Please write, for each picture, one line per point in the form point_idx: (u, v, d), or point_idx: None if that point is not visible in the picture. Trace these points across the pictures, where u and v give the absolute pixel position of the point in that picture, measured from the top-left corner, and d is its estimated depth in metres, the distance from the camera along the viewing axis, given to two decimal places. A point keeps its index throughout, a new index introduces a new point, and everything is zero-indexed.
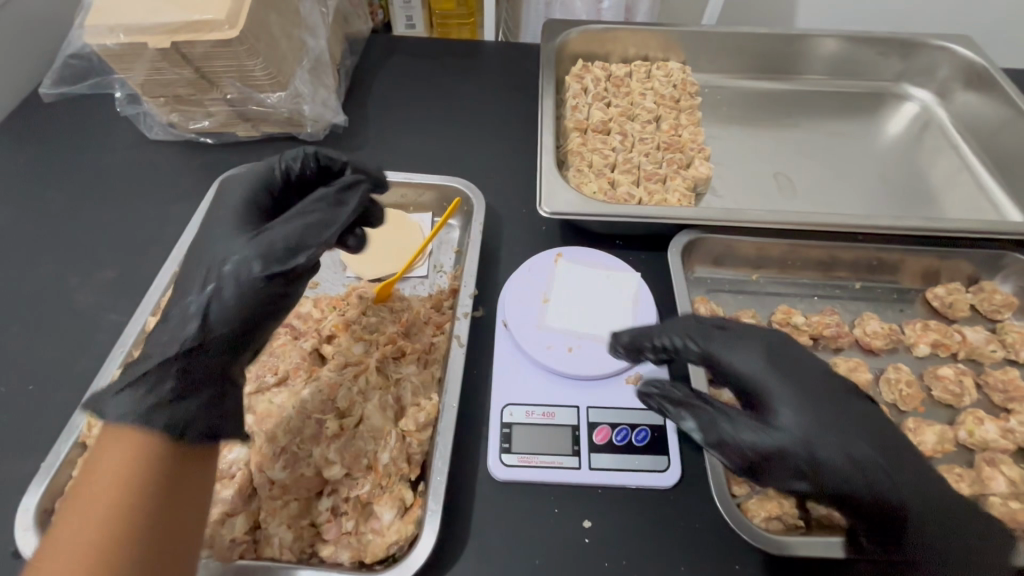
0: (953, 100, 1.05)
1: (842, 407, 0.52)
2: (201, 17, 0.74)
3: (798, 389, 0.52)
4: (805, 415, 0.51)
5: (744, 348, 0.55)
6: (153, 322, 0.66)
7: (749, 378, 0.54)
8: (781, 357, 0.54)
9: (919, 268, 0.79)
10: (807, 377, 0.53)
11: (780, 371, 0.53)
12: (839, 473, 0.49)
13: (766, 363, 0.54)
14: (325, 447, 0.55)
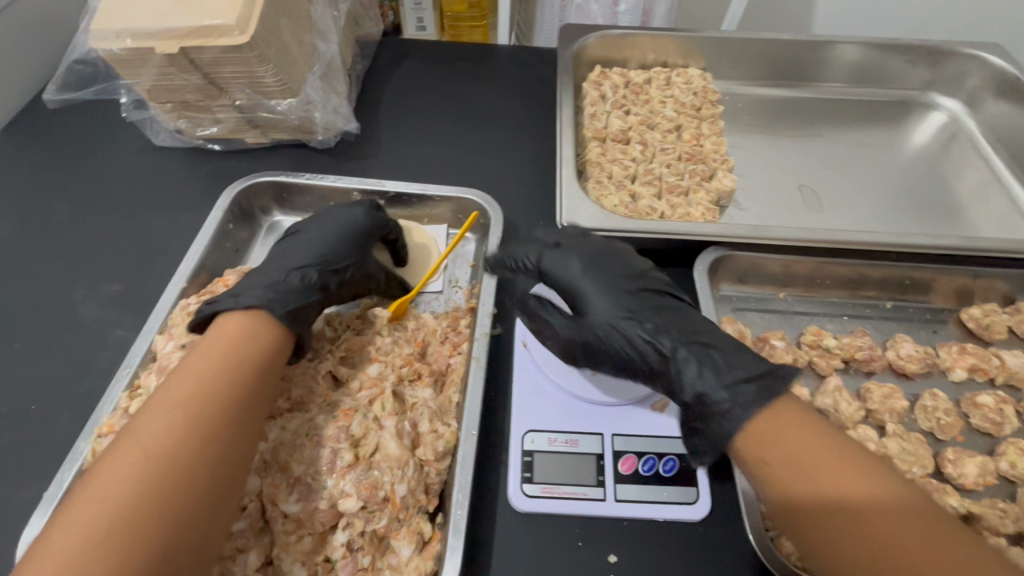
0: (982, 110, 1.02)
1: (642, 302, 0.61)
2: (211, 21, 0.71)
3: (601, 287, 0.62)
4: (605, 305, 0.60)
5: (562, 259, 0.64)
6: (161, 341, 0.63)
7: (564, 281, 0.63)
8: (600, 264, 0.63)
9: (953, 288, 0.76)
10: (613, 280, 0.62)
11: (590, 273, 0.63)
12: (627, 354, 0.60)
13: (584, 270, 0.63)
14: (340, 478, 0.52)
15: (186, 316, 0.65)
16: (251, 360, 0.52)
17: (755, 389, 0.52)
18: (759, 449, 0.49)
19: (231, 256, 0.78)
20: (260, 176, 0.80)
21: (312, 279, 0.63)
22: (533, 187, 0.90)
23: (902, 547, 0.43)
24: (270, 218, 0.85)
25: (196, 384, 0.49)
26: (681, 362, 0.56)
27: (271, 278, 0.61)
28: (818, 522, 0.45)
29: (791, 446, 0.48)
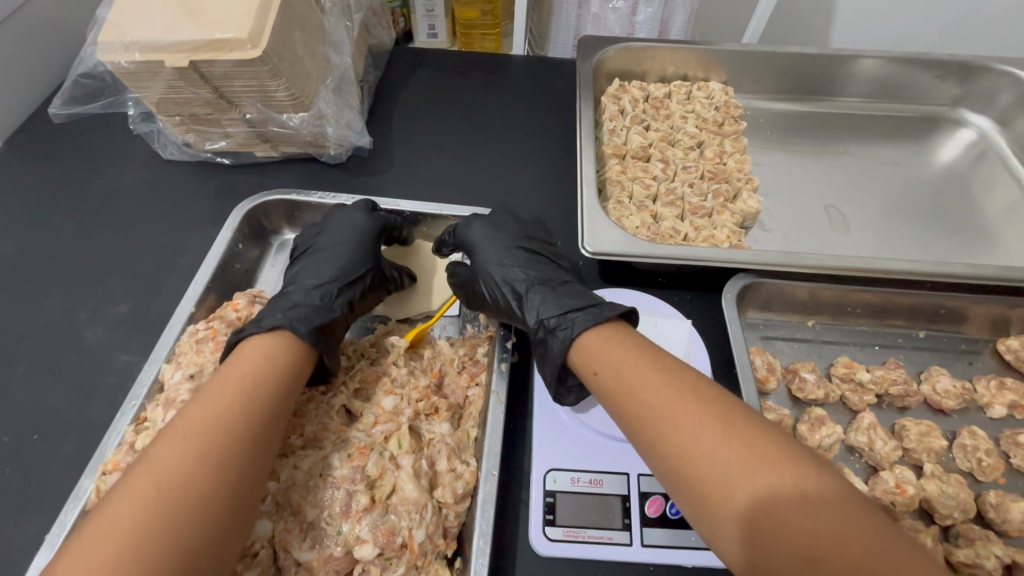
0: (1014, 127, 0.98)
1: (520, 258, 0.67)
2: (223, 35, 0.69)
3: (490, 240, 0.69)
4: (487, 248, 0.68)
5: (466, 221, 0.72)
6: (169, 370, 0.61)
7: (463, 239, 0.71)
8: (497, 224, 0.71)
9: (990, 318, 0.73)
10: (502, 235, 0.69)
11: (484, 230, 0.70)
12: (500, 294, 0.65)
13: (483, 231, 0.70)
14: (356, 523, 0.50)
15: (195, 343, 0.63)
16: (272, 389, 0.50)
17: (588, 314, 0.58)
18: (591, 363, 0.54)
19: (241, 277, 0.76)
20: (271, 194, 0.78)
21: (334, 297, 0.63)
22: (550, 205, 0.87)
23: (690, 438, 0.45)
24: (281, 236, 0.82)
25: (214, 413, 0.46)
26: (538, 297, 0.62)
27: (288, 303, 0.60)
28: (650, 430, 0.47)
29: (616, 357, 0.52)
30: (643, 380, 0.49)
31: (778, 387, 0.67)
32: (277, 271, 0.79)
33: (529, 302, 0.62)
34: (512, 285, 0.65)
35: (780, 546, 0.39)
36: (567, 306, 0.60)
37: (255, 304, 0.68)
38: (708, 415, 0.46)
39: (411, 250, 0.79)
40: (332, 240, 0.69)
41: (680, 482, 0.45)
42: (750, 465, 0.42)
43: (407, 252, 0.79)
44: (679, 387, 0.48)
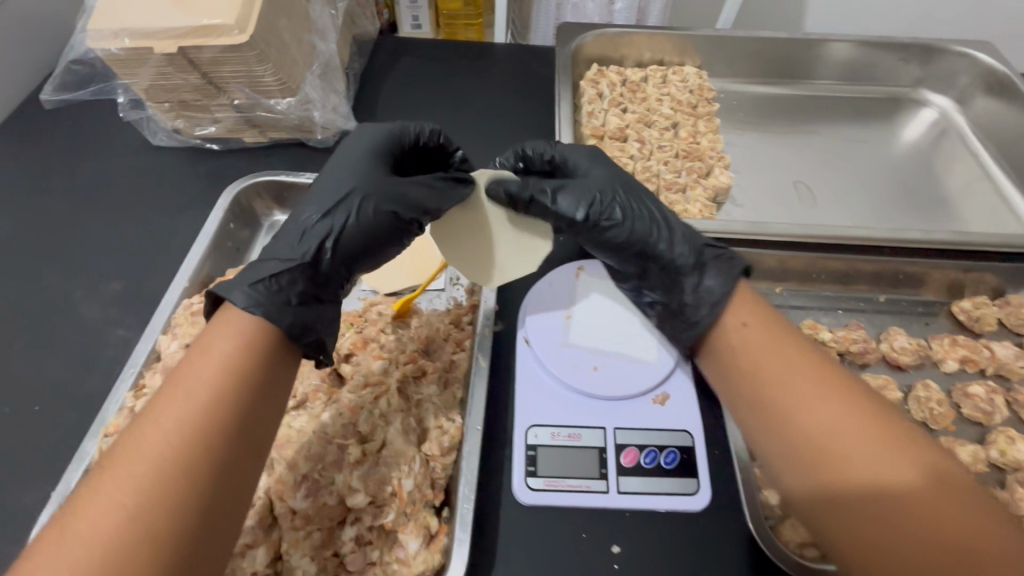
0: (972, 107, 1.03)
1: (638, 193, 0.66)
2: (210, 21, 0.71)
3: (607, 171, 0.67)
4: (605, 173, 0.66)
5: (572, 147, 0.71)
6: (165, 341, 0.64)
7: (574, 163, 0.70)
8: (603, 160, 0.69)
9: (946, 281, 0.77)
10: (617, 171, 0.68)
11: (597, 162, 0.69)
12: (633, 221, 0.62)
13: (602, 166, 0.68)
14: (349, 474, 0.53)
15: (190, 316, 0.66)
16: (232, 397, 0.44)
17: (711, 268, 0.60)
18: (733, 335, 0.57)
19: (232, 256, 0.79)
20: (260, 176, 0.81)
21: (319, 237, 0.54)
22: None
23: (820, 418, 0.47)
24: (271, 217, 0.85)
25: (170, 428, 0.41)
26: (665, 236, 0.62)
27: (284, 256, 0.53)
28: (771, 411, 0.51)
29: (775, 351, 0.53)
30: (786, 381, 0.51)
31: None
32: None
33: (668, 237, 0.62)
34: (656, 224, 0.63)
35: (899, 524, 0.42)
36: (690, 253, 0.62)
37: None
38: (864, 412, 0.47)
39: None
40: (346, 163, 0.59)
41: (804, 478, 0.47)
42: (879, 453, 0.44)
43: None
44: (835, 387, 0.49)
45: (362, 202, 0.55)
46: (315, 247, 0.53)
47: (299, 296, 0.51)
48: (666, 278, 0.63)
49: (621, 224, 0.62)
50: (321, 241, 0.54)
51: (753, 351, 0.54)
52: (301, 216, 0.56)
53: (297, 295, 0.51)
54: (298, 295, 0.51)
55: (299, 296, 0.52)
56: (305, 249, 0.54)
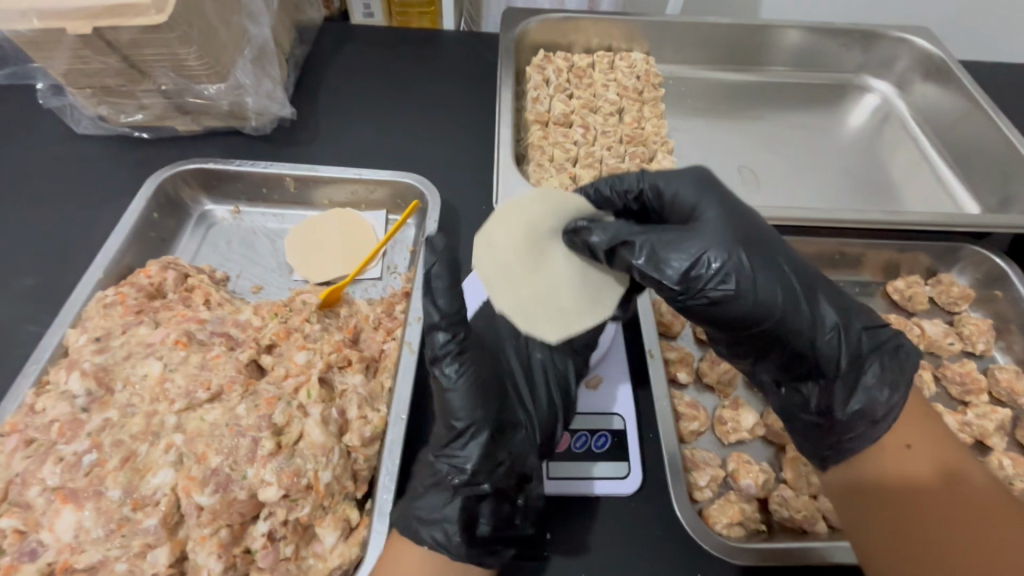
0: (912, 92, 1.05)
1: (773, 253, 0.49)
2: (125, 0, 0.67)
3: (725, 215, 0.50)
4: (727, 224, 0.49)
5: (676, 177, 0.54)
6: (74, 335, 0.60)
7: (684, 204, 0.53)
8: (705, 192, 0.52)
9: (880, 262, 0.78)
10: (742, 210, 0.52)
11: (711, 199, 0.52)
12: (744, 290, 0.47)
13: (691, 188, 0.53)
14: (261, 468, 0.50)
15: (102, 309, 0.63)
16: None
17: (881, 369, 0.52)
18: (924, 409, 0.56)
19: (156, 247, 0.76)
20: (184, 164, 0.77)
21: (475, 489, 0.50)
22: (474, 171, 0.88)
23: (927, 444, 0.54)
24: (201, 207, 0.81)
25: None
26: (819, 319, 0.51)
27: (433, 506, 0.50)
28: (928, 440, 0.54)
29: (915, 415, 0.55)
30: (923, 434, 0.54)
31: (684, 331, 0.72)
32: (197, 241, 0.79)
33: (814, 318, 0.50)
34: (784, 287, 0.48)
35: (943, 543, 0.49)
36: (851, 343, 0.52)
37: (168, 270, 0.68)
38: (938, 450, 0.54)
39: (332, 216, 0.80)
40: (456, 388, 0.50)
41: (855, 484, 0.54)
42: (939, 480, 0.52)
43: (329, 219, 0.79)
44: (936, 446, 0.54)
45: (476, 438, 0.50)
46: (463, 418, 0.50)
47: (457, 478, 0.49)
48: (805, 364, 0.52)
49: (728, 298, 0.46)
50: (461, 512, 0.49)
51: (897, 413, 0.55)
52: (444, 411, 0.50)
53: (470, 471, 0.49)
54: (464, 469, 0.49)
55: (446, 460, 0.50)
56: (445, 405, 0.50)
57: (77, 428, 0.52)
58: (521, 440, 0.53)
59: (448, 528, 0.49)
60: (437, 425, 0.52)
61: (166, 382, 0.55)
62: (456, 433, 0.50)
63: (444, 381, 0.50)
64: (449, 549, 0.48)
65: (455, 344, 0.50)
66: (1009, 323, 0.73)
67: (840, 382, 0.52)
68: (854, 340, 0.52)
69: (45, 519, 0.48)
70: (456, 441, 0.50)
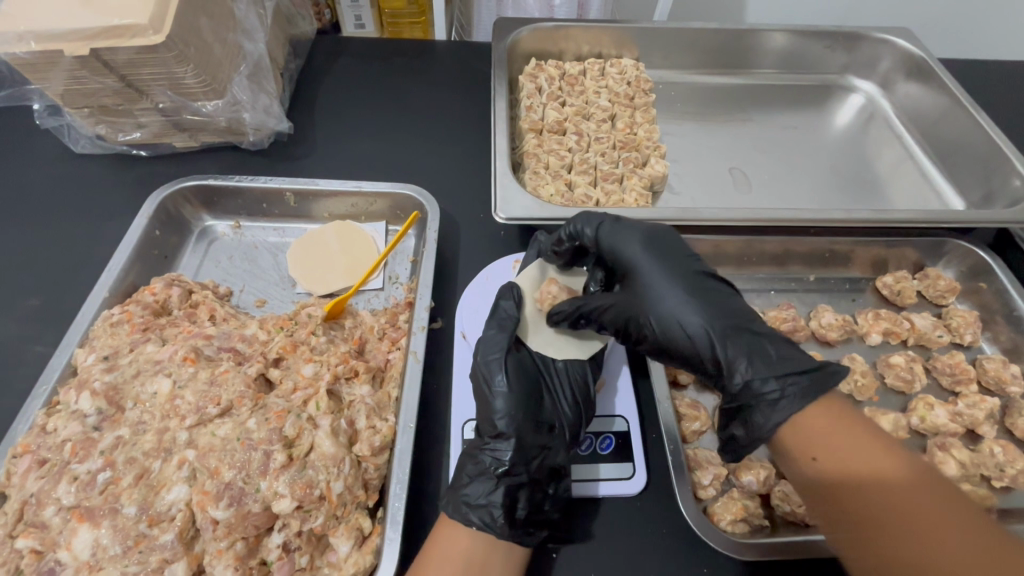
0: (896, 91, 1.08)
1: (696, 291, 0.57)
2: (122, 21, 0.67)
3: (662, 261, 0.59)
4: (656, 277, 0.58)
5: (622, 232, 0.61)
6: (82, 355, 0.61)
7: (626, 255, 0.60)
8: (659, 245, 0.60)
9: (869, 258, 0.81)
10: (688, 253, 0.60)
11: (657, 254, 0.59)
12: (645, 313, 0.58)
13: (636, 240, 0.60)
14: (274, 480, 0.51)
15: (109, 327, 0.63)
16: None
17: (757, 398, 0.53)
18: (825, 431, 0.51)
19: (158, 264, 0.76)
20: (185, 181, 0.78)
21: (514, 475, 0.54)
22: (471, 180, 0.90)
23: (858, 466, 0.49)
24: (201, 223, 0.82)
25: None
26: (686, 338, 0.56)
27: (480, 487, 0.53)
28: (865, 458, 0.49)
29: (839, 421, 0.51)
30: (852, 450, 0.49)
31: None
32: (199, 257, 0.80)
33: (706, 342, 0.55)
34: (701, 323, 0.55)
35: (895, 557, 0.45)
36: (739, 357, 0.54)
37: (172, 287, 0.69)
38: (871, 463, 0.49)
39: (332, 229, 0.81)
40: (496, 376, 0.58)
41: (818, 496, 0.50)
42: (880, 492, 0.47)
43: (330, 232, 0.80)
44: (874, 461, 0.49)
45: (511, 430, 0.55)
46: (503, 416, 0.55)
47: (497, 465, 0.54)
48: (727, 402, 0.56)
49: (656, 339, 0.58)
50: (505, 490, 0.53)
51: (809, 415, 0.51)
52: (482, 414, 0.57)
53: (503, 458, 0.54)
54: (502, 459, 0.54)
55: (484, 451, 0.55)
56: (489, 409, 0.57)
57: (89, 447, 0.53)
58: (556, 436, 0.57)
59: (489, 516, 0.51)
60: (478, 430, 0.57)
61: (176, 399, 0.56)
62: (495, 431, 0.55)
63: (486, 388, 0.58)
64: (497, 532, 0.51)
65: (499, 357, 0.58)
66: (995, 314, 0.75)
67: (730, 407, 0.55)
68: (744, 344, 0.54)
69: (62, 539, 0.49)
70: (495, 436, 0.55)
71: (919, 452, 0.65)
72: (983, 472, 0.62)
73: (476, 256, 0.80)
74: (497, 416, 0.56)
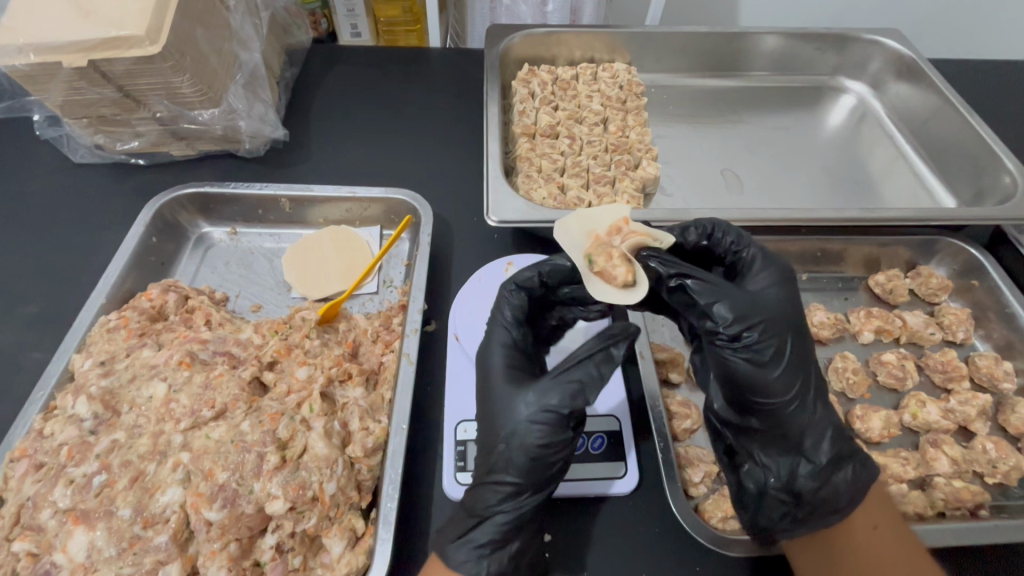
0: (886, 91, 1.08)
1: (802, 334, 0.53)
2: (119, 33, 0.69)
3: (796, 304, 0.53)
4: (784, 295, 0.53)
5: (768, 261, 0.55)
6: (79, 360, 0.62)
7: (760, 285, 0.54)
8: (794, 286, 0.55)
9: (861, 257, 0.81)
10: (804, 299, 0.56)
11: (791, 295, 0.54)
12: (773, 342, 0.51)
13: (779, 272, 0.54)
14: (267, 481, 0.52)
15: (105, 333, 0.64)
16: None
17: (815, 466, 0.54)
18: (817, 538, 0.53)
19: (155, 271, 0.77)
20: (182, 189, 0.79)
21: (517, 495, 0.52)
22: (464, 184, 0.91)
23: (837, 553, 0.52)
24: (198, 229, 0.83)
25: None
26: (777, 353, 0.51)
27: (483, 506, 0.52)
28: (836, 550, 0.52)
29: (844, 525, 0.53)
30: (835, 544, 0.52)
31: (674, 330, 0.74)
32: (195, 263, 0.81)
33: (802, 392, 0.53)
34: (802, 382, 0.53)
35: None
36: (806, 425, 0.54)
37: (168, 293, 0.70)
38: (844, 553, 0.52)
39: (327, 234, 0.82)
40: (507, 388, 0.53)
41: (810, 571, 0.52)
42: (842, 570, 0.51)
43: (325, 238, 0.81)
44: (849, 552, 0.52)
45: (517, 450, 0.51)
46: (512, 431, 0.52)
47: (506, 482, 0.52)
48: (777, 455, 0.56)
49: (764, 381, 0.51)
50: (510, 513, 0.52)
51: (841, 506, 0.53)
52: (507, 418, 0.53)
53: (534, 479, 0.52)
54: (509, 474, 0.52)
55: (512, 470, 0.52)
56: (524, 411, 0.52)
57: (85, 450, 0.53)
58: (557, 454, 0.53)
59: (501, 548, 0.52)
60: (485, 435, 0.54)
61: (171, 402, 0.56)
62: (528, 446, 0.51)
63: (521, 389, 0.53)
64: (500, 569, 0.51)
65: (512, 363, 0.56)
66: (987, 312, 0.75)
67: (784, 462, 0.55)
68: (816, 402, 0.54)
69: (57, 541, 0.49)
70: (529, 454, 0.51)
71: (912, 449, 0.65)
72: (973, 468, 0.62)
73: (469, 259, 0.80)
74: (534, 424, 0.51)
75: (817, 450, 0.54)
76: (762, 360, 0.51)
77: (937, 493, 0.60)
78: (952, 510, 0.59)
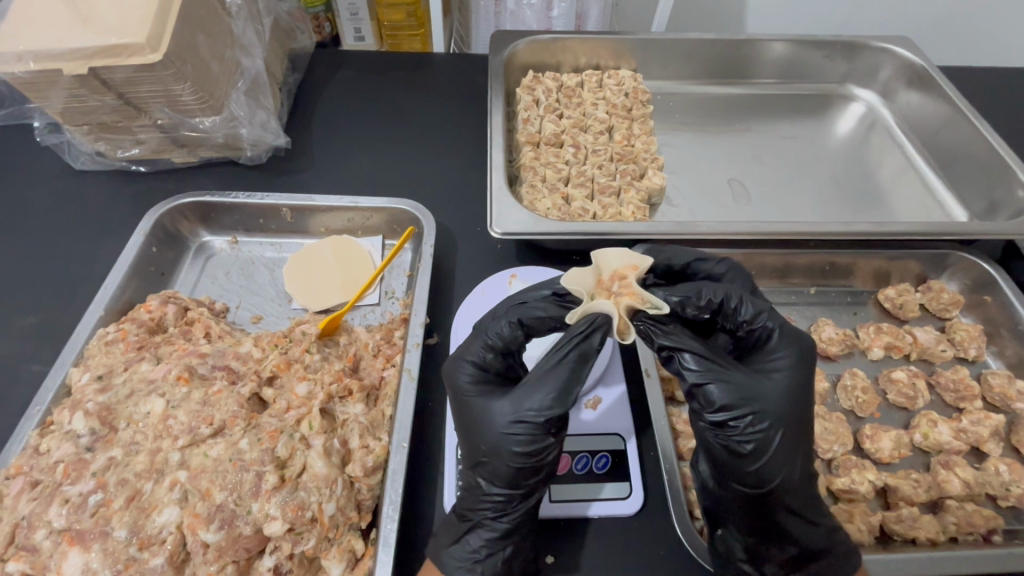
0: (897, 100, 1.07)
1: (803, 422, 0.51)
2: (119, 40, 0.68)
3: (805, 389, 0.52)
4: (791, 382, 0.51)
5: (786, 342, 0.53)
6: (77, 374, 0.61)
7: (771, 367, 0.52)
8: (807, 370, 0.53)
9: (871, 270, 0.80)
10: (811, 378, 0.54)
11: (803, 379, 0.52)
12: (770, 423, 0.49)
13: (789, 360, 0.52)
14: (265, 502, 0.51)
15: (104, 346, 0.64)
16: None
17: (789, 547, 0.53)
18: None
19: (155, 281, 0.76)
20: (182, 198, 0.78)
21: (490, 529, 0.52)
22: (468, 193, 0.90)
23: None
24: (199, 238, 0.83)
25: None
26: (767, 441, 0.49)
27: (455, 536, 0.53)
28: None
29: None
30: None
31: None
32: (195, 273, 0.80)
33: (798, 473, 0.51)
34: (797, 466, 0.51)
35: None
36: (788, 510, 0.52)
37: (167, 305, 0.69)
38: None
39: (328, 244, 0.81)
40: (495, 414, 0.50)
41: None
42: None
43: (327, 249, 0.80)
44: None
45: (496, 484, 0.51)
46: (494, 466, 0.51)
47: (483, 515, 0.52)
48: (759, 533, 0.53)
49: (753, 460, 0.50)
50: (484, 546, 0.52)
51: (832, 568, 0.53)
52: (488, 431, 0.50)
53: (519, 487, 0.51)
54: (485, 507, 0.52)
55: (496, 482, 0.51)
56: (506, 421, 0.49)
57: (81, 468, 0.53)
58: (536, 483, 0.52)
59: (493, 551, 0.53)
60: (469, 460, 0.53)
61: (169, 419, 0.55)
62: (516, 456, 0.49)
63: (498, 398, 0.51)
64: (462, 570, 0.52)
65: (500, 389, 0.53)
66: (1000, 328, 0.74)
67: (758, 538, 0.53)
68: (804, 493, 0.52)
69: (52, 563, 0.48)
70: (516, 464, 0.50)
71: (923, 470, 0.64)
72: (986, 490, 0.61)
73: (472, 271, 0.79)
74: (522, 433, 0.49)
75: (804, 532, 0.52)
76: (746, 446, 0.49)
77: (949, 517, 0.58)
78: (963, 536, 0.58)
